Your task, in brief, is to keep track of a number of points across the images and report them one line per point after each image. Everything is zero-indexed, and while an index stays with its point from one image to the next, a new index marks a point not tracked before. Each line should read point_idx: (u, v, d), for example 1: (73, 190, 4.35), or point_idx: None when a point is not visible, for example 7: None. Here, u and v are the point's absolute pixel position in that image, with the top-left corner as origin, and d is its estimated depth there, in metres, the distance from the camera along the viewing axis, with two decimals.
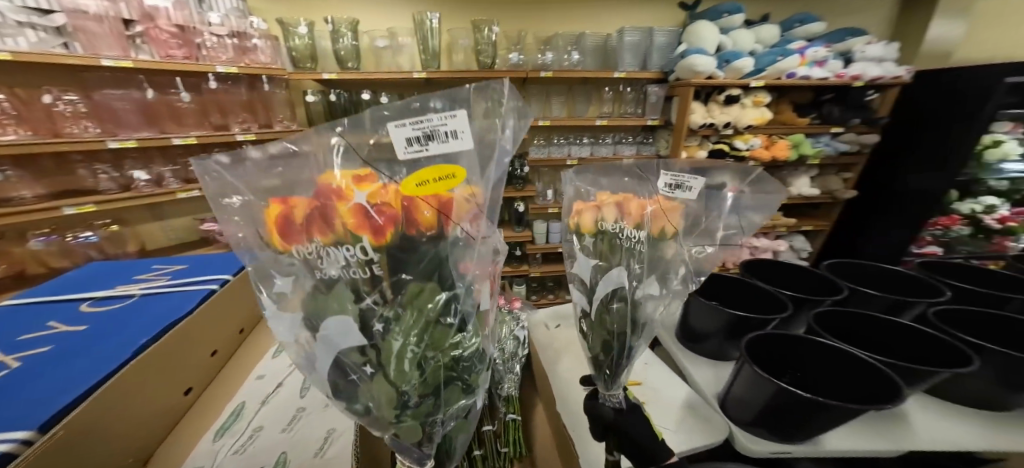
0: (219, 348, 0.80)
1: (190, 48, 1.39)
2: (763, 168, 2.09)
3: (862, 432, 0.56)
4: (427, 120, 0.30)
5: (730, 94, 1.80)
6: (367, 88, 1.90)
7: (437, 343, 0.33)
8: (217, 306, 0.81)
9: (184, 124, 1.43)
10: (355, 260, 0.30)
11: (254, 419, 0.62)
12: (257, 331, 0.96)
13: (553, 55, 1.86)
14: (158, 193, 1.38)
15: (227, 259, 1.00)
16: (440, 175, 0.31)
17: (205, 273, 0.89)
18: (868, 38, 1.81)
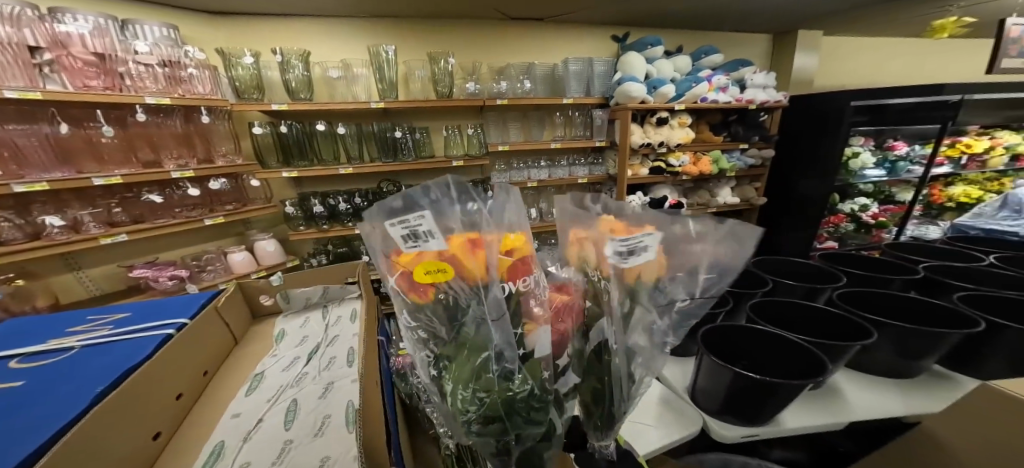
0: (187, 390, 0.64)
1: (112, 77, 1.21)
2: (694, 181, 2.41)
3: (807, 409, 0.69)
4: (410, 221, 0.34)
5: (660, 117, 2.07)
6: (321, 118, 1.84)
7: (485, 386, 0.34)
8: (180, 351, 0.65)
9: (107, 162, 1.28)
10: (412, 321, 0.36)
11: (238, 455, 0.51)
12: (227, 369, 0.77)
13: (507, 84, 2.00)
14: (75, 240, 1.21)
15: (184, 299, 0.82)
16: (433, 268, 0.34)
17: (159, 317, 0.72)
18: (754, 68, 2.22)
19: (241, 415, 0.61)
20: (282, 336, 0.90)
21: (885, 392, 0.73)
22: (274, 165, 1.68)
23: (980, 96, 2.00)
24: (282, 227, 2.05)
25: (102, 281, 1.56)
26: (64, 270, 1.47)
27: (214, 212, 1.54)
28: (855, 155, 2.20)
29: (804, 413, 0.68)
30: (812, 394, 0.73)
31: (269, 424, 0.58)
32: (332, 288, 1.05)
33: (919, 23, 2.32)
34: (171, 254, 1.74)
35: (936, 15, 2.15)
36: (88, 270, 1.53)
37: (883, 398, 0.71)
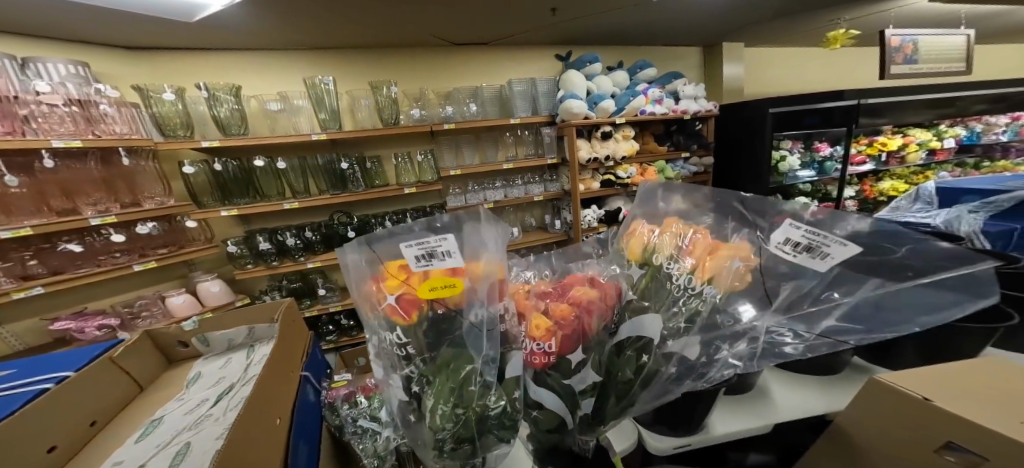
0: (63, 441, 0.63)
1: (14, 121, 1.13)
2: (646, 191, 2.51)
3: (739, 412, 0.70)
4: (428, 243, 0.46)
5: (604, 131, 2.16)
6: (261, 152, 1.79)
7: (465, 402, 0.41)
8: (58, 404, 0.63)
9: (18, 215, 1.18)
10: (403, 335, 0.44)
11: None
12: (121, 420, 0.76)
13: (454, 108, 2.02)
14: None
15: (76, 352, 0.79)
16: (442, 284, 0.44)
17: (41, 370, 0.69)
18: (684, 80, 2.35)
19: (121, 463, 0.61)
20: (196, 378, 0.91)
21: (808, 392, 0.75)
22: (211, 204, 1.62)
23: (880, 98, 2.23)
24: (228, 268, 1.96)
25: (26, 336, 1.44)
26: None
27: (144, 257, 1.45)
28: (782, 158, 2.37)
29: (729, 419, 0.69)
30: (742, 400, 0.73)
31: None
32: (257, 328, 1.04)
33: (823, 35, 2.58)
34: (102, 303, 1.62)
35: (829, 29, 2.42)
36: (8, 326, 1.41)
37: (805, 396, 0.73)
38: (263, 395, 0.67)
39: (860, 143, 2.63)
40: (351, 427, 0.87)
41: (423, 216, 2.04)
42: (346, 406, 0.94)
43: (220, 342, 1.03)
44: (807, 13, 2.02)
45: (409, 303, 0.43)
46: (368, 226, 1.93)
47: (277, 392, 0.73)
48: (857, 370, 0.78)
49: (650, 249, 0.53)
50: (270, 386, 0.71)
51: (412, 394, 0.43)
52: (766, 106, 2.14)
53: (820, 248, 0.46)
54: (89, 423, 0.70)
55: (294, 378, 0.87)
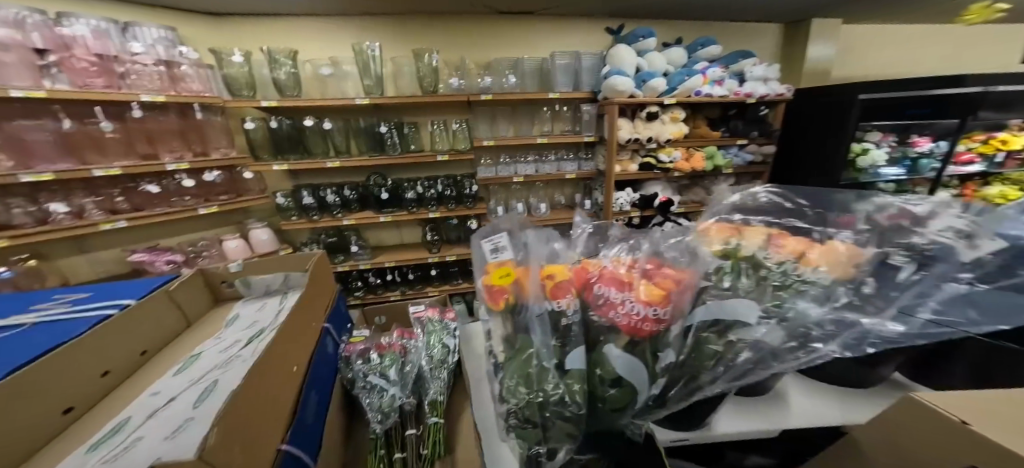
0: (114, 367, 0.80)
1: (111, 77, 1.32)
2: (690, 178, 2.35)
3: (745, 413, 0.67)
4: (497, 241, 0.59)
5: (649, 111, 2.03)
6: (310, 114, 1.92)
7: (533, 383, 0.48)
8: (117, 331, 0.82)
9: (107, 154, 1.40)
10: (493, 315, 0.56)
11: (135, 430, 0.65)
12: (165, 350, 0.95)
13: (493, 79, 1.99)
14: (78, 225, 1.36)
15: (141, 284, 0.99)
16: (506, 274, 0.55)
17: (110, 299, 0.88)
18: (754, 60, 2.11)
19: (160, 393, 0.77)
20: (234, 319, 1.09)
21: (827, 400, 0.69)
22: (267, 158, 1.78)
23: (1009, 87, 1.83)
24: (278, 218, 2.17)
25: (110, 263, 1.73)
26: (73, 252, 1.62)
27: (207, 202, 1.68)
28: (863, 151, 2.05)
29: (736, 416, 0.66)
30: (753, 401, 0.70)
31: (184, 399, 0.73)
32: (292, 277, 1.21)
33: (947, 7, 2.13)
34: (171, 241, 1.90)
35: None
36: (97, 252, 1.69)
37: (823, 405, 0.68)
38: (281, 347, 0.80)
39: (972, 140, 2.20)
40: (362, 381, 1.01)
41: (452, 183, 2.09)
42: (360, 360, 1.07)
43: (259, 287, 1.22)
44: None
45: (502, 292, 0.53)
46: (400, 190, 2.04)
47: (296, 344, 0.87)
48: (894, 386, 0.71)
49: (725, 239, 0.60)
50: (290, 340, 0.85)
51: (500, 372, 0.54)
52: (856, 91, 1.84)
53: (976, 238, 0.54)
54: (139, 353, 0.88)
55: (313, 330, 1.01)
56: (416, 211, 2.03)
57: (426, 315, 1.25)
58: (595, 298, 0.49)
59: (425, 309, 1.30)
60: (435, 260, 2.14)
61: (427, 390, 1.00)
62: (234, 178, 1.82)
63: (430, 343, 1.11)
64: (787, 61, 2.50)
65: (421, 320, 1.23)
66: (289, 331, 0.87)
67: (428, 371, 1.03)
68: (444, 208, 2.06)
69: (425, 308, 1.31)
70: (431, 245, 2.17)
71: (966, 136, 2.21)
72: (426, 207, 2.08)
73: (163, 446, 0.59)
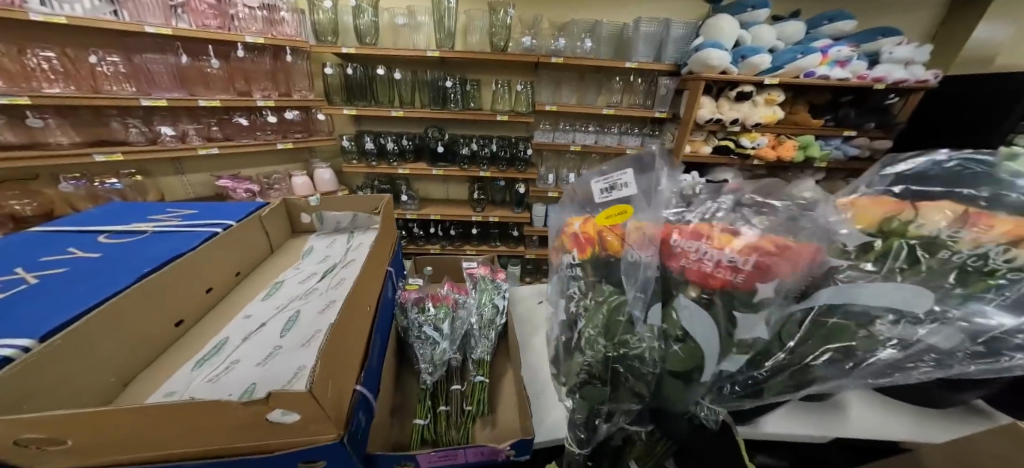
0: (215, 285, 0.93)
1: (224, 19, 1.48)
2: (768, 169, 2.15)
3: (797, 419, 0.66)
4: (612, 177, 0.59)
5: (742, 91, 1.84)
6: (384, 64, 1.98)
7: (612, 333, 0.50)
8: (221, 249, 0.94)
9: (212, 89, 1.56)
10: (573, 265, 0.58)
11: (232, 353, 0.75)
12: (254, 274, 1.08)
13: (566, 41, 1.89)
14: (180, 148, 1.53)
15: (237, 208, 1.14)
16: (615, 213, 0.56)
17: (213, 218, 1.02)
18: (899, 38, 1.79)
19: (252, 317, 0.89)
20: (309, 252, 1.22)
21: (893, 418, 0.66)
22: (338, 103, 1.88)
23: None
24: (340, 160, 2.33)
25: (200, 186, 1.97)
26: (172, 173, 1.88)
27: (285, 139, 1.83)
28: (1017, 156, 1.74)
29: (788, 421, 0.65)
30: (809, 406, 0.68)
31: (272, 327, 0.84)
32: (359, 217, 1.34)
33: None
34: (251, 172, 2.11)
35: None
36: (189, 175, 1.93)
37: (886, 422, 0.65)
38: (359, 293, 0.88)
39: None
40: (417, 330, 1.09)
41: (508, 145, 2.08)
42: (415, 309, 1.14)
43: (331, 222, 1.35)
44: None
45: (592, 239, 0.56)
46: (455, 145, 2.06)
47: (368, 285, 0.95)
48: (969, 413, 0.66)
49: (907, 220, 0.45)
50: (362, 287, 0.92)
51: (574, 325, 0.55)
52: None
53: None
54: (234, 274, 1.01)
55: (380, 273, 1.09)
56: (468, 168, 2.06)
57: (478, 272, 1.30)
58: (678, 252, 0.49)
59: (477, 266, 1.35)
60: (478, 219, 2.19)
61: (475, 350, 1.09)
62: (309, 119, 1.95)
63: (481, 302, 1.17)
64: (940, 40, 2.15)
65: (473, 276, 1.28)
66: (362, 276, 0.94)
67: (477, 330, 1.12)
68: (495, 169, 2.08)
69: (477, 265, 1.36)
70: (476, 204, 2.22)
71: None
72: (478, 164, 2.09)
73: (257, 372, 0.69)
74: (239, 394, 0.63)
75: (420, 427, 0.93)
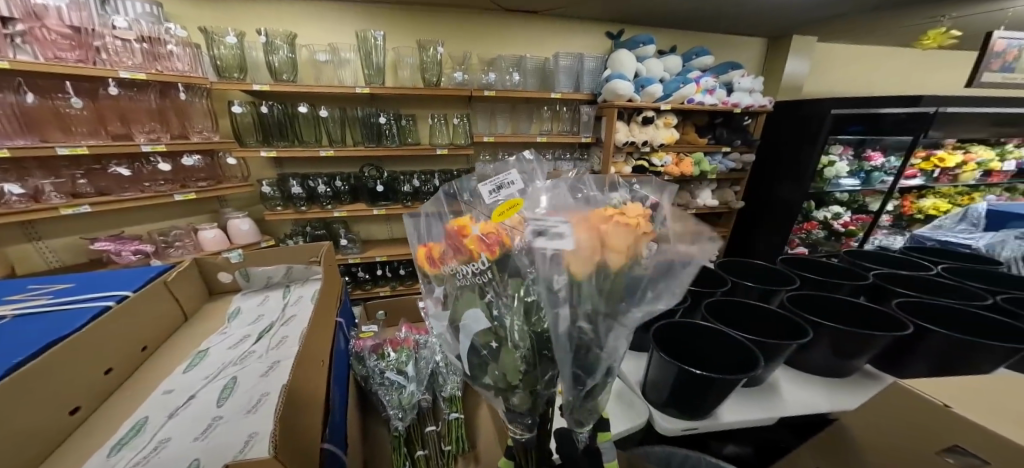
0: (116, 365, 0.71)
1: (86, 51, 1.21)
2: (677, 182, 2.48)
3: (749, 404, 0.73)
4: (500, 179, 0.57)
5: (646, 116, 2.11)
6: (306, 100, 1.83)
7: (531, 316, 0.45)
8: (117, 325, 0.73)
9: (75, 132, 1.27)
10: (474, 268, 0.48)
11: (160, 431, 0.59)
12: (164, 347, 0.86)
13: (496, 76, 1.97)
14: (34, 209, 1.20)
15: (131, 274, 0.90)
16: (508, 207, 0.53)
17: (98, 290, 0.79)
18: (742, 72, 2.22)
19: (174, 391, 0.70)
20: (236, 313, 1.03)
21: (814, 389, 0.77)
22: (253, 144, 1.67)
23: (973, 111, 2.01)
24: (258, 207, 2.04)
25: (63, 253, 1.56)
26: (23, 239, 1.47)
27: (184, 188, 1.54)
28: (830, 164, 2.25)
29: (740, 409, 0.71)
30: (752, 392, 0.75)
31: (204, 398, 0.68)
32: (295, 269, 1.17)
33: (913, 34, 2.36)
34: (137, 229, 1.73)
35: (925, 27, 2.20)
36: (48, 240, 1.53)
37: (812, 395, 0.75)
38: (313, 340, 0.78)
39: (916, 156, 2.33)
40: (379, 378, 0.96)
41: (451, 179, 2.05)
42: (373, 357, 1.02)
43: (259, 278, 1.16)
44: (908, 6, 1.84)
45: (494, 238, 0.48)
46: (396, 182, 1.98)
47: (321, 335, 0.84)
48: (866, 376, 0.82)
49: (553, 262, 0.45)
50: (314, 336, 0.80)
51: (491, 328, 0.44)
52: (830, 106, 2.02)
53: None
54: (141, 349, 0.80)
55: (330, 324, 0.96)
56: (412, 205, 1.99)
57: None
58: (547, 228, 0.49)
59: None
60: None
61: (442, 387, 1.00)
62: (215, 163, 1.70)
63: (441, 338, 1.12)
64: (769, 74, 2.67)
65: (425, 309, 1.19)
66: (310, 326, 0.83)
67: (444, 366, 1.03)
68: None
69: None
70: None
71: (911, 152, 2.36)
72: (421, 201, 2.03)
73: (201, 447, 0.55)
74: None
75: None
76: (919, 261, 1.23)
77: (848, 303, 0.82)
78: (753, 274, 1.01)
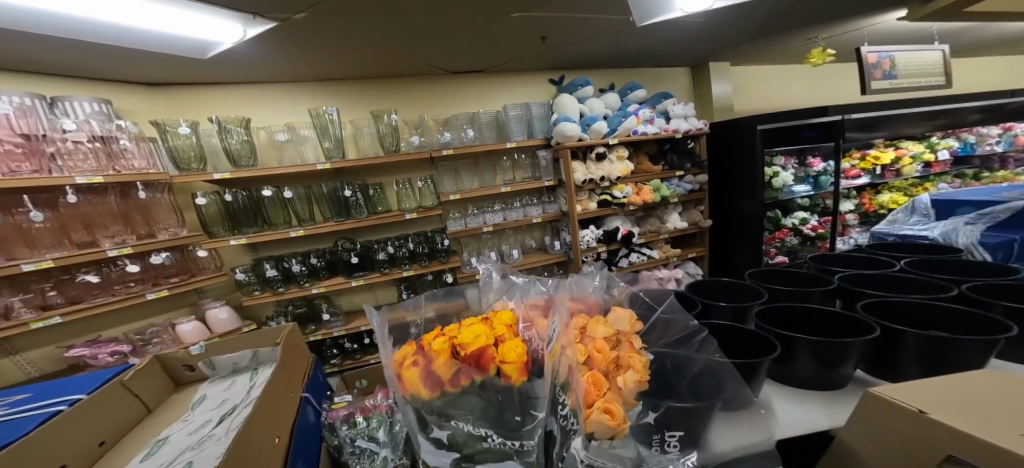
0: (69, 462, 0.67)
1: (38, 159, 1.26)
2: (645, 210, 2.54)
3: None
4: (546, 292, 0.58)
5: (598, 152, 2.21)
6: (269, 182, 1.89)
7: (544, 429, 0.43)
8: (70, 426, 0.69)
9: (39, 247, 1.28)
10: (470, 404, 0.42)
11: None
12: (125, 441, 0.81)
13: (453, 134, 2.07)
14: (5, 327, 1.20)
15: (89, 377, 0.86)
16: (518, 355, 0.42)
17: (57, 394, 0.76)
18: (673, 100, 2.41)
19: None
20: (200, 401, 0.95)
21: (807, 406, 0.69)
22: (222, 234, 1.69)
23: (887, 113, 2.19)
24: (237, 294, 2.02)
25: (41, 362, 1.50)
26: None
27: (156, 287, 1.54)
28: (774, 175, 2.37)
29: None
30: None
31: None
32: (261, 352, 1.06)
33: (808, 51, 2.64)
34: (115, 331, 1.68)
35: (813, 45, 2.48)
36: (25, 352, 1.48)
37: (806, 411, 0.68)
38: (265, 415, 0.69)
39: (853, 157, 2.50)
40: (349, 448, 0.85)
41: (424, 239, 2.09)
42: (345, 426, 0.90)
43: (225, 366, 1.07)
44: (782, 34, 2.11)
45: (487, 364, 0.42)
46: (371, 251, 2.00)
47: (276, 411, 0.75)
48: (859, 384, 0.74)
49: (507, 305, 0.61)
50: (269, 411, 0.72)
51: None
52: (755, 123, 2.18)
53: None
54: (96, 445, 0.75)
55: (293, 398, 0.86)
56: (389, 271, 1.99)
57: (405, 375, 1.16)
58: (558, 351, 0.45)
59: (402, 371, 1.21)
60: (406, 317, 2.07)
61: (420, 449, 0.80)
62: (186, 257, 1.70)
63: None
64: (700, 99, 2.89)
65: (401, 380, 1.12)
66: (264, 398, 0.73)
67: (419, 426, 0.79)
68: (417, 266, 2.03)
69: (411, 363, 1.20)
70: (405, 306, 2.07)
71: (847, 155, 2.52)
72: (398, 266, 2.04)
73: None
74: None
75: None
76: (884, 258, 1.18)
77: (817, 311, 0.79)
78: (725, 293, 0.99)
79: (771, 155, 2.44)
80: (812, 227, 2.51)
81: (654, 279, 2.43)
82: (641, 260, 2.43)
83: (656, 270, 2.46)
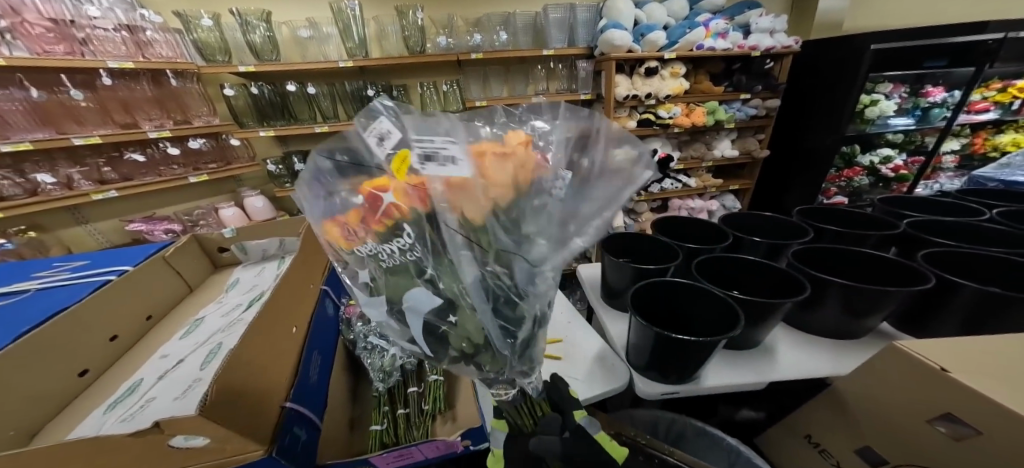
0: (120, 332, 0.77)
1: (71, 44, 1.26)
2: (691, 134, 2.29)
3: (736, 366, 0.72)
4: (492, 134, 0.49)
5: (649, 67, 1.91)
6: (292, 79, 1.84)
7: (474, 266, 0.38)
8: (121, 296, 0.80)
9: (85, 123, 1.35)
10: (383, 243, 0.37)
11: (147, 391, 0.62)
12: (171, 314, 0.92)
13: (483, 37, 1.86)
14: (68, 196, 1.34)
15: (136, 251, 0.97)
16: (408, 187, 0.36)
17: (108, 265, 0.87)
18: (761, 10, 1.99)
19: (168, 356, 0.74)
20: (234, 284, 1.05)
21: (814, 353, 0.73)
22: (252, 126, 1.71)
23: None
24: (270, 186, 2.11)
25: (108, 233, 1.73)
26: (73, 223, 1.64)
27: (197, 171, 1.64)
28: (873, 103, 1.98)
29: (725, 373, 0.71)
30: (740, 358, 0.74)
31: (189, 362, 0.69)
32: (287, 241, 1.16)
33: None
34: (166, 210, 1.85)
35: None
36: (95, 223, 1.69)
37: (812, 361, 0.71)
38: (279, 306, 0.71)
39: (989, 88, 2.03)
40: (362, 342, 0.91)
41: None
42: (360, 322, 0.96)
43: (256, 252, 1.17)
44: None
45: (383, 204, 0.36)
46: None
47: (290, 302, 0.77)
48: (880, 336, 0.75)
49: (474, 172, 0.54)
50: (284, 302, 0.74)
51: (439, 306, 0.39)
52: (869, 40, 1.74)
53: None
54: (146, 318, 0.85)
55: (309, 292, 0.89)
56: None
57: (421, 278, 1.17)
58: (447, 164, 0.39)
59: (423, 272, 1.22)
60: None
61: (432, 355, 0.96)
62: (221, 145, 1.76)
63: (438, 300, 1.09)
64: (799, 13, 2.37)
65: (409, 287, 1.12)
66: (281, 290, 0.76)
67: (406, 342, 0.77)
68: None
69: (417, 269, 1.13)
70: None
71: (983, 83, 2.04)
72: None
73: (166, 405, 0.56)
74: (123, 424, 0.54)
75: (378, 432, 0.77)
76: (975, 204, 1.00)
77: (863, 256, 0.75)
78: (763, 230, 0.93)
79: (875, 80, 2.00)
80: (893, 167, 2.22)
81: (682, 208, 2.36)
82: (675, 187, 2.29)
83: (687, 200, 2.34)
